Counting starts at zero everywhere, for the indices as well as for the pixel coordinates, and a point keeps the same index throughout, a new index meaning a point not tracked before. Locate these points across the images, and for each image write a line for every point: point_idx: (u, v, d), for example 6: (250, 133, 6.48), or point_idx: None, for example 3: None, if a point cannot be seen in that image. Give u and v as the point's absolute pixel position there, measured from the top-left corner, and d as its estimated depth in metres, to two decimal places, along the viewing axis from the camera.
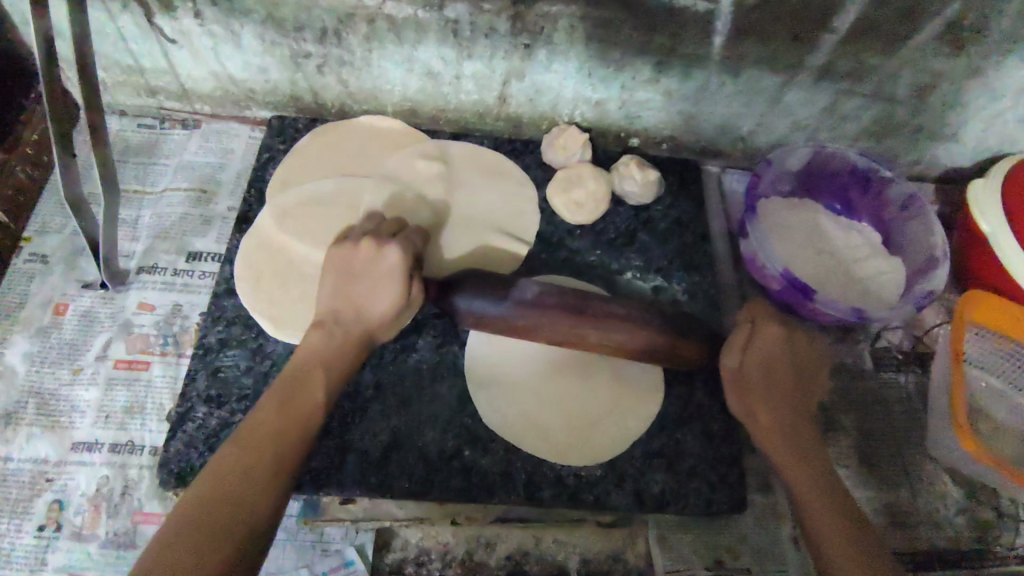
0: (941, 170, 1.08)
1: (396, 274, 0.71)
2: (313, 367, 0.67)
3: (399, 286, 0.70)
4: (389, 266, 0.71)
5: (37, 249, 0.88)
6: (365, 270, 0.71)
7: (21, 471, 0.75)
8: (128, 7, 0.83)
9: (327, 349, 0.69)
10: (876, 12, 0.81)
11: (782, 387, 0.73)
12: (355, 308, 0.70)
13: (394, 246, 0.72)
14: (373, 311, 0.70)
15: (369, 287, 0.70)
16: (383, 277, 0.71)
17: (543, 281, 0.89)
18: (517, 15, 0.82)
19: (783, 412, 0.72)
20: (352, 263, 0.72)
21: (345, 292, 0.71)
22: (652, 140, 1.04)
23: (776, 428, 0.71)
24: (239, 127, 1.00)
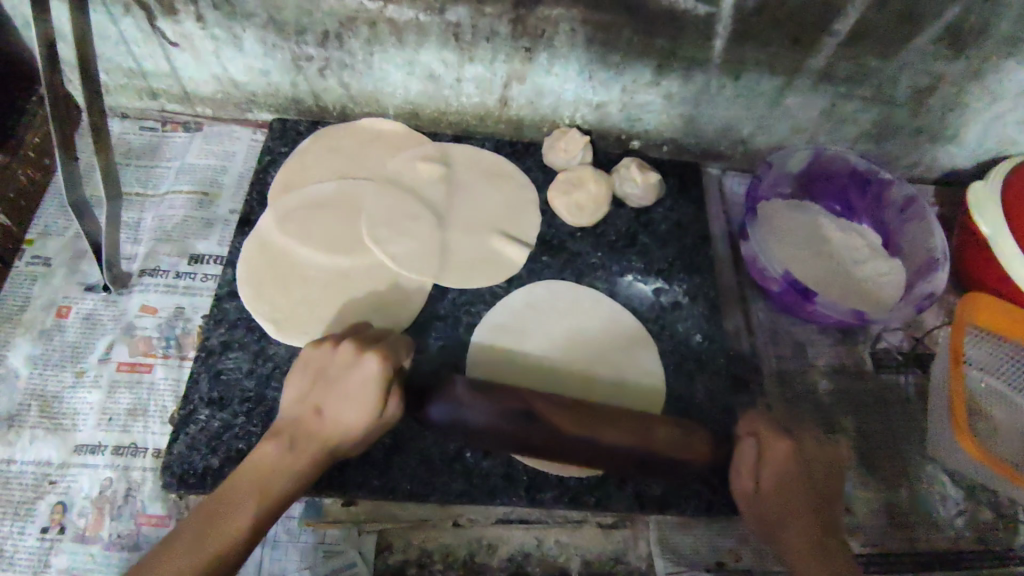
0: (941, 171, 1.09)
1: (372, 384, 0.65)
2: (252, 487, 0.63)
3: (369, 404, 0.65)
4: (366, 374, 0.65)
5: (39, 252, 0.88)
6: (340, 377, 0.67)
7: (24, 474, 0.75)
8: (130, 11, 0.83)
9: (277, 467, 0.64)
10: (876, 15, 0.81)
11: (799, 505, 0.70)
12: (321, 419, 0.66)
13: (373, 358, 0.66)
14: (338, 427, 0.65)
15: (339, 401, 0.66)
16: (359, 385, 0.65)
17: (542, 286, 0.89)
18: (518, 18, 0.83)
19: (807, 534, 0.69)
20: (328, 366, 0.68)
21: (317, 400, 0.67)
22: (652, 143, 1.05)
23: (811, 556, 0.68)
24: (241, 130, 1.01)
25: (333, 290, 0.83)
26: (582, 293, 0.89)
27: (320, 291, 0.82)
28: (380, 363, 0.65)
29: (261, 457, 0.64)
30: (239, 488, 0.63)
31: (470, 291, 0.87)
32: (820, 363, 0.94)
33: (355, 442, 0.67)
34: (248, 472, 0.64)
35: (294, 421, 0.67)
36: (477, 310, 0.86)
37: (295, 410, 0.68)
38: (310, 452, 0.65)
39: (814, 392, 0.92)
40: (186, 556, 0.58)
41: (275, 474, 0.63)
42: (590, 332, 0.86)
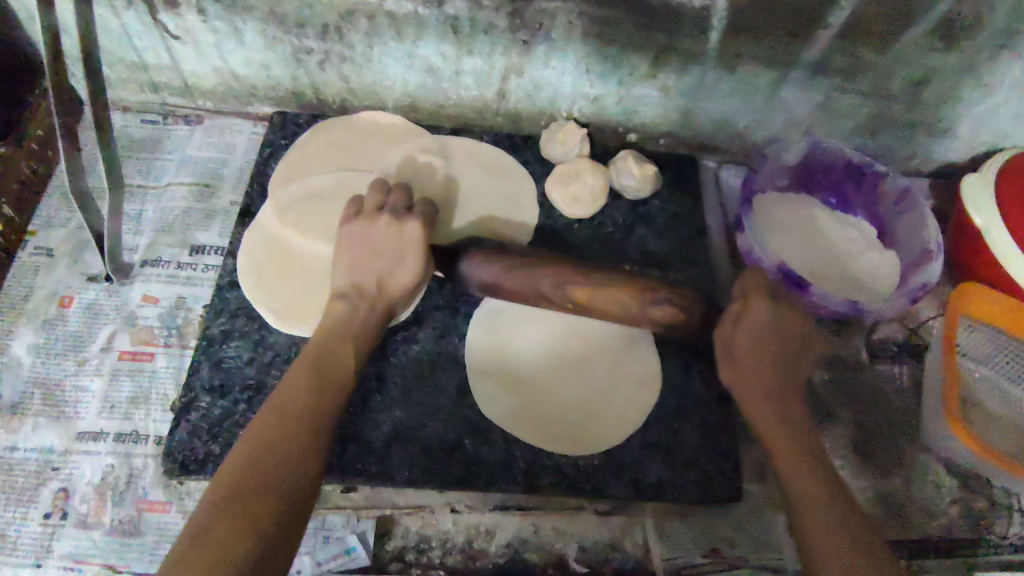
0: (935, 165, 1.09)
1: (418, 244, 0.77)
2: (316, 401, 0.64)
3: (419, 256, 0.77)
4: (411, 238, 0.77)
5: (42, 243, 0.89)
6: (389, 241, 0.76)
7: (27, 461, 0.76)
8: (132, 3, 0.84)
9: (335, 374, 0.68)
10: (869, 8, 0.82)
11: (767, 351, 0.78)
12: (376, 280, 0.75)
13: (417, 220, 0.77)
14: (393, 283, 0.76)
15: (392, 260, 0.76)
16: (407, 247, 0.77)
17: None
18: (516, 11, 0.84)
19: (768, 379, 0.76)
20: (370, 238, 0.77)
21: (370, 265, 0.76)
22: (650, 136, 1.05)
23: (765, 396, 0.75)
24: (242, 123, 1.01)
25: None
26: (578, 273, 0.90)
27: (320, 281, 0.83)
28: (423, 222, 0.77)
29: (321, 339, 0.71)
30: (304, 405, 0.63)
31: None
32: (816, 353, 0.95)
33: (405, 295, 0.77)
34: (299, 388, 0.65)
35: (349, 286, 0.75)
36: (475, 300, 0.87)
37: (345, 277, 0.76)
38: (376, 307, 0.75)
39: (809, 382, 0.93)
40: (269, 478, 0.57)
41: (351, 331, 0.73)
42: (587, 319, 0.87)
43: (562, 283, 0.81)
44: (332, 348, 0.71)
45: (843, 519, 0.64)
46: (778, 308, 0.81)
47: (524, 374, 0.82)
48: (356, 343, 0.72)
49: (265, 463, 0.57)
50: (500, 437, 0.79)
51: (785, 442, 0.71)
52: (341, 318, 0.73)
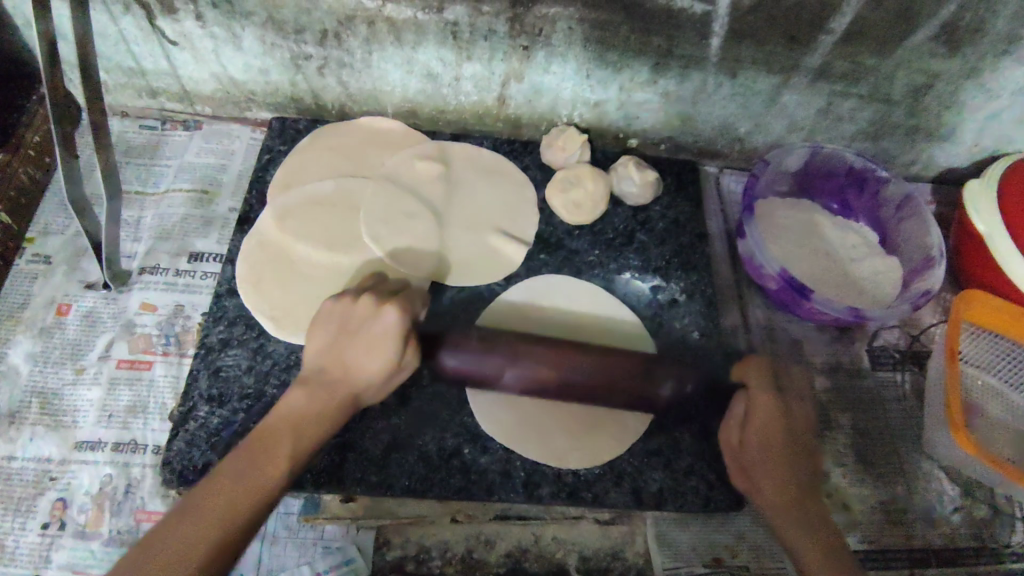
0: (937, 169, 1.09)
1: (392, 338, 0.67)
2: (279, 435, 0.62)
3: (391, 352, 0.66)
4: (386, 329, 0.67)
5: (40, 250, 0.89)
6: (364, 325, 0.68)
7: (25, 470, 0.76)
8: (130, 9, 0.83)
9: (303, 415, 0.64)
10: (872, 13, 0.82)
11: (779, 457, 0.72)
12: (343, 367, 0.67)
13: (393, 308, 0.67)
14: (360, 375, 0.66)
15: (362, 350, 0.67)
16: (378, 338, 0.67)
17: (540, 280, 0.90)
18: (515, 16, 0.83)
19: (786, 484, 0.70)
20: (349, 321, 0.69)
21: (339, 350, 0.67)
22: (650, 141, 1.05)
23: (785, 505, 0.70)
24: (240, 128, 1.01)
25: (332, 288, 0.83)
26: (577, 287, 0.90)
27: (319, 289, 0.83)
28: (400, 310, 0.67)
29: (287, 406, 0.65)
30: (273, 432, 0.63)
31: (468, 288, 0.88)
32: (817, 360, 0.95)
33: (376, 386, 0.68)
34: (274, 418, 0.64)
35: (317, 373, 0.67)
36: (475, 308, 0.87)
37: (316, 362, 0.68)
38: (340, 398, 0.66)
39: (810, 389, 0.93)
40: (212, 511, 0.56)
41: (305, 421, 0.64)
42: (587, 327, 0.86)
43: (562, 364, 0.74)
44: (269, 435, 0.62)
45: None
46: (785, 406, 0.74)
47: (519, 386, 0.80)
48: (302, 432, 0.63)
49: (211, 497, 0.56)
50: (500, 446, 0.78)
51: (806, 553, 0.67)
52: (300, 406, 0.65)
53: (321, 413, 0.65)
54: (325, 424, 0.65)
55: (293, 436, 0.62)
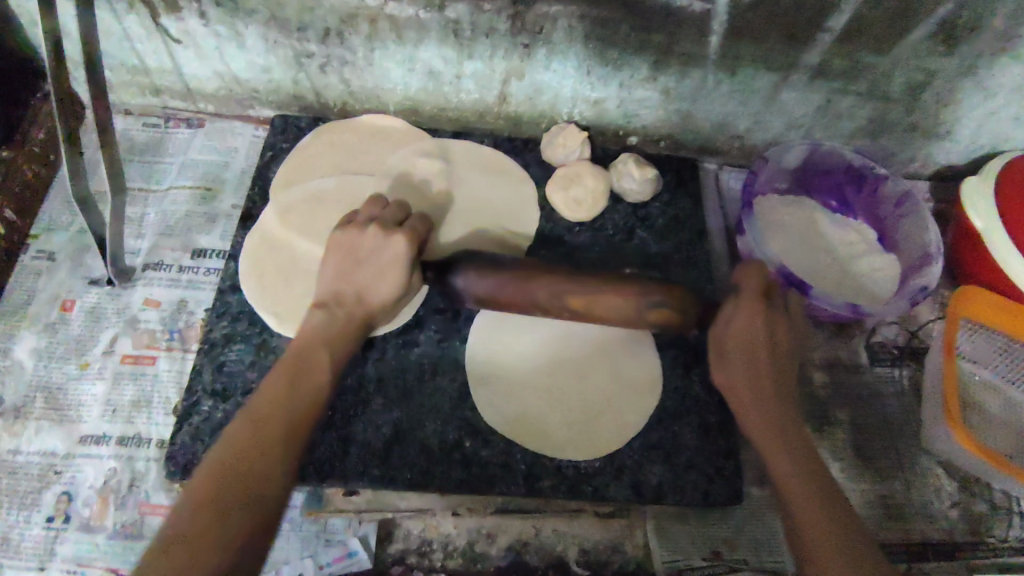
0: (935, 167, 1.10)
1: (401, 263, 0.74)
2: (314, 349, 0.70)
3: (402, 275, 0.74)
4: (395, 254, 0.74)
5: (44, 247, 0.90)
6: (374, 254, 0.74)
7: (31, 464, 0.76)
8: (134, 7, 0.84)
9: (330, 331, 0.72)
10: (870, 11, 0.82)
11: (761, 377, 0.77)
12: (357, 291, 0.74)
13: (402, 234, 0.74)
14: (375, 298, 0.74)
15: (376, 275, 0.74)
16: (389, 263, 0.74)
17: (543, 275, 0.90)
18: (516, 14, 0.84)
19: (767, 402, 0.76)
20: (357, 250, 0.75)
21: (352, 277, 0.74)
22: (650, 138, 1.06)
23: (764, 420, 0.75)
24: (242, 125, 1.02)
25: None
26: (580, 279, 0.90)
27: None
28: (408, 241, 0.74)
29: (310, 325, 0.72)
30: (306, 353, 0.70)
31: None
32: (816, 356, 0.95)
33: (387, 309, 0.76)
34: (300, 339, 0.71)
35: (333, 299, 0.74)
36: None
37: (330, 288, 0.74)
38: (358, 320, 0.73)
39: (809, 384, 0.93)
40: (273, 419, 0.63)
41: (329, 342, 0.71)
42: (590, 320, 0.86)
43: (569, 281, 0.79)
44: (304, 354, 0.70)
45: (842, 546, 0.63)
46: (770, 318, 0.79)
47: (521, 376, 0.82)
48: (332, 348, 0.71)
49: (266, 416, 0.63)
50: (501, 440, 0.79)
51: (788, 475, 0.71)
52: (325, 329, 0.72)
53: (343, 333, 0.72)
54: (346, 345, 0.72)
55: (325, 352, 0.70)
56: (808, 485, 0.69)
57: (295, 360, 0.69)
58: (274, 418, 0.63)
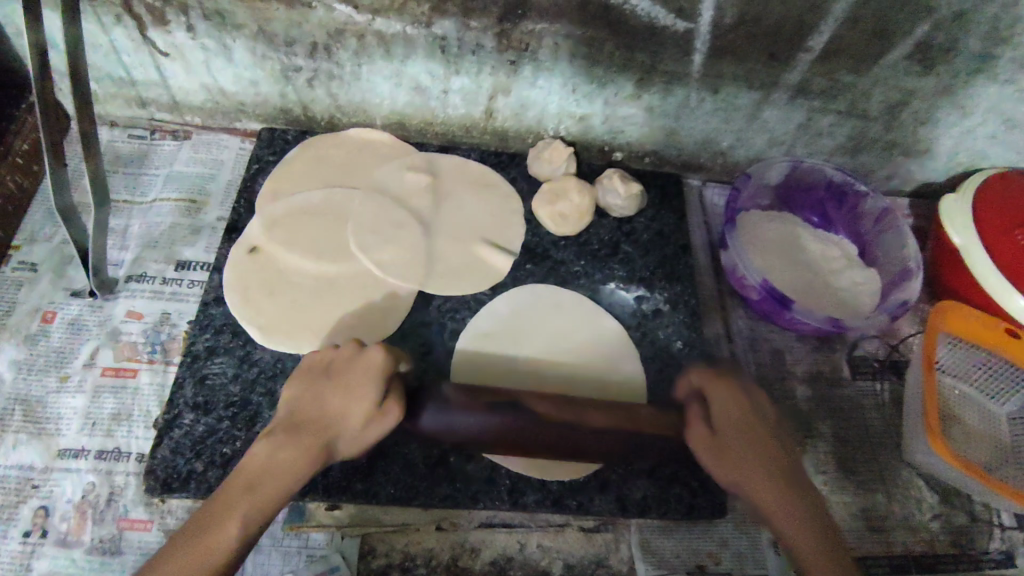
0: (914, 184, 1.12)
1: (373, 377, 0.67)
2: (258, 482, 0.61)
3: (371, 396, 0.66)
4: (368, 368, 0.68)
5: (25, 258, 0.89)
6: (345, 370, 0.68)
7: (7, 478, 0.75)
8: (121, 20, 0.84)
9: (281, 463, 0.63)
10: (848, 32, 0.84)
11: (765, 447, 0.69)
12: (322, 414, 0.66)
13: (377, 346, 0.69)
14: (340, 419, 0.66)
15: (343, 396, 0.66)
16: (360, 378, 0.67)
17: (524, 291, 0.91)
18: (503, 32, 0.85)
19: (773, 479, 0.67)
20: (332, 363, 0.70)
21: (316, 398, 0.67)
22: (635, 155, 1.07)
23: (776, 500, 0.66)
24: (229, 138, 1.02)
25: (320, 297, 0.84)
26: (564, 295, 0.91)
27: (307, 298, 0.84)
28: (383, 351, 0.68)
29: (263, 452, 0.64)
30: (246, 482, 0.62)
31: (455, 298, 0.89)
32: (798, 370, 0.96)
33: (352, 437, 0.66)
34: (249, 466, 0.63)
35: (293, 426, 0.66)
36: (461, 317, 0.88)
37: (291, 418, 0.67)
38: (310, 448, 0.64)
39: (792, 398, 0.94)
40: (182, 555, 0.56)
41: (267, 475, 0.62)
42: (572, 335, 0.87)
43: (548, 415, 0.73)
44: (232, 490, 0.61)
45: None
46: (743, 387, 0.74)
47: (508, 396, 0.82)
48: (260, 488, 0.61)
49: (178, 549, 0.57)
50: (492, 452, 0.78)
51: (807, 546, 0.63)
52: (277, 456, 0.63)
53: (287, 466, 0.62)
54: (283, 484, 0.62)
55: (250, 491, 0.61)
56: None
57: (226, 493, 0.61)
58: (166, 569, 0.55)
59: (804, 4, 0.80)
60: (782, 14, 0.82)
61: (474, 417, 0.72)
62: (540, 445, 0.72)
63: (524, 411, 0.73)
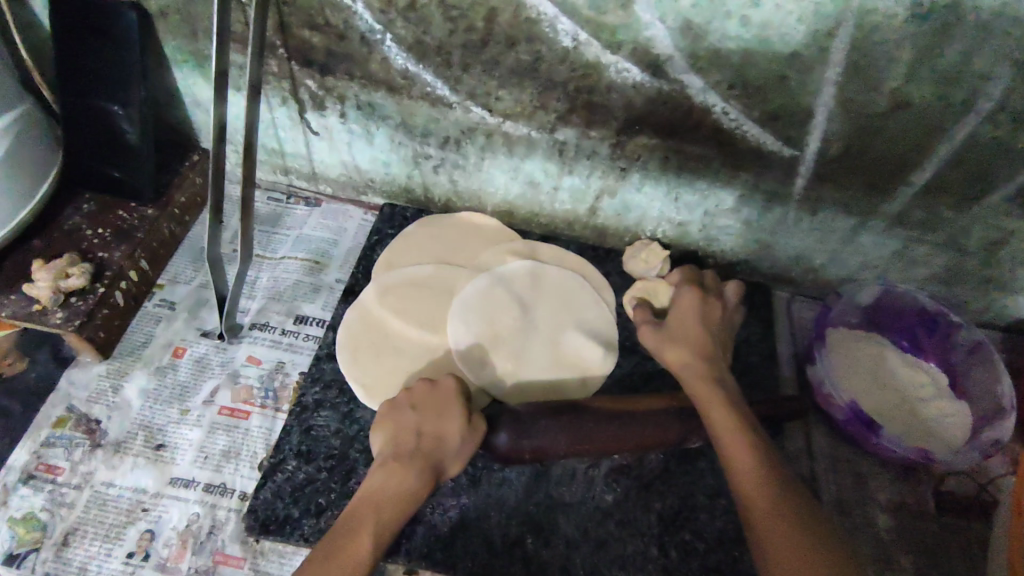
0: (1011, 320, 1.11)
1: (456, 403, 0.78)
2: (377, 505, 0.70)
3: (459, 415, 0.77)
4: (449, 397, 0.78)
5: (166, 297, 0.99)
6: (429, 399, 0.78)
7: (121, 498, 0.81)
8: (286, 103, 0.97)
9: (395, 487, 0.71)
10: (951, 171, 0.88)
11: (696, 338, 0.85)
12: (419, 438, 0.75)
13: (449, 375, 0.80)
14: (440, 442, 0.75)
15: (434, 419, 0.76)
16: (445, 406, 0.77)
17: (508, 299, 0.96)
18: (618, 143, 0.93)
19: (693, 355, 0.83)
20: (411, 397, 0.78)
21: (411, 428, 0.76)
22: (726, 262, 1.11)
23: (689, 364, 0.82)
24: (354, 209, 1.12)
25: (421, 364, 0.90)
26: (521, 269, 1.01)
27: (409, 363, 0.90)
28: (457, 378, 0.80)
29: (372, 483, 0.72)
30: (366, 508, 0.70)
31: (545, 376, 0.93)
32: (880, 497, 0.95)
33: (452, 459, 0.75)
34: (362, 498, 0.71)
35: (398, 455, 0.74)
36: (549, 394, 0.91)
37: (389, 450, 0.75)
38: (422, 467, 0.73)
39: (873, 526, 0.93)
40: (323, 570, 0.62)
41: (388, 500, 0.70)
42: (537, 286, 0.99)
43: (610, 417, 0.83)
44: (357, 517, 0.69)
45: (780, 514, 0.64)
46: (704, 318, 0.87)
47: (532, 369, 0.92)
48: (385, 510, 0.70)
49: (326, 558, 0.63)
50: (572, 466, 0.86)
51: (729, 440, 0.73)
52: (388, 483, 0.71)
53: (406, 488, 0.71)
54: (401, 505, 0.71)
55: (375, 517, 0.69)
56: (743, 442, 0.72)
57: (350, 520, 0.69)
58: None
59: (910, 142, 0.85)
60: (888, 149, 0.86)
61: (547, 424, 0.82)
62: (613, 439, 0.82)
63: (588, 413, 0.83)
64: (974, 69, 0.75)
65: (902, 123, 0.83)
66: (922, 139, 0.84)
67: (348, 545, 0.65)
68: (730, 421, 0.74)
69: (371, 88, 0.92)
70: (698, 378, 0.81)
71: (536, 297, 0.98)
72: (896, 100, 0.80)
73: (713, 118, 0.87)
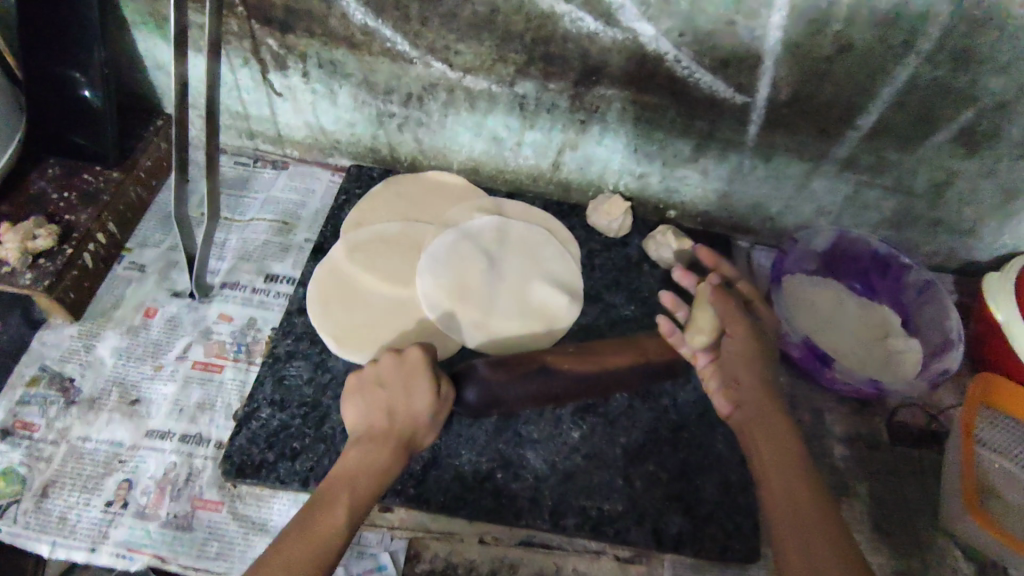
0: (959, 261, 1.15)
1: (425, 376, 0.78)
2: (352, 476, 0.71)
3: (428, 385, 0.78)
4: (417, 371, 0.79)
5: (136, 259, 1.00)
6: (397, 374, 0.79)
7: (98, 450, 0.83)
8: (248, 64, 0.98)
9: (368, 461, 0.72)
10: (896, 115, 0.92)
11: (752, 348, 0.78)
12: (389, 413, 0.76)
13: (414, 345, 0.81)
14: (411, 413, 0.76)
15: (404, 394, 0.77)
16: (415, 380, 0.78)
17: (474, 255, 0.98)
18: (577, 94, 0.95)
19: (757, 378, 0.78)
20: (380, 375, 0.79)
21: (381, 405, 0.77)
22: (687, 214, 1.14)
23: (747, 397, 0.78)
24: (321, 171, 1.13)
25: (390, 315, 0.92)
26: (487, 227, 1.02)
27: (379, 314, 0.92)
28: (423, 348, 0.80)
29: (346, 459, 0.73)
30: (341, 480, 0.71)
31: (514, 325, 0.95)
32: (836, 430, 1.00)
33: (424, 429, 0.77)
34: (336, 470, 0.73)
35: (369, 430, 0.75)
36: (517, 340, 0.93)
37: (362, 425, 0.76)
38: (394, 440, 0.74)
39: (829, 457, 0.98)
40: (303, 545, 0.64)
41: (362, 474, 0.72)
42: (502, 242, 1.01)
43: (572, 372, 0.85)
44: (333, 489, 0.70)
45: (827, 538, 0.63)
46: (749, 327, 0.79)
47: (500, 318, 0.94)
48: (358, 483, 0.71)
49: (302, 530, 0.65)
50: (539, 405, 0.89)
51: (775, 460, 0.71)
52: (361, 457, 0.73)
53: (379, 463, 0.72)
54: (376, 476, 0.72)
55: (350, 488, 0.70)
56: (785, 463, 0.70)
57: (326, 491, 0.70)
58: (294, 555, 0.62)
59: (855, 85, 0.88)
60: (835, 93, 0.90)
61: (516, 387, 0.84)
62: (574, 390, 0.86)
63: (553, 374, 0.85)
64: (912, 9, 0.79)
65: (846, 67, 0.86)
66: (866, 82, 0.88)
67: (323, 514, 0.67)
68: (778, 441, 0.73)
69: (333, 45, 0.93)
70: (757, 409, 0.76)
71: (502, 254, 1.00)
72: (840, 42, 0.83)
73: (666, 66, 0.89)
